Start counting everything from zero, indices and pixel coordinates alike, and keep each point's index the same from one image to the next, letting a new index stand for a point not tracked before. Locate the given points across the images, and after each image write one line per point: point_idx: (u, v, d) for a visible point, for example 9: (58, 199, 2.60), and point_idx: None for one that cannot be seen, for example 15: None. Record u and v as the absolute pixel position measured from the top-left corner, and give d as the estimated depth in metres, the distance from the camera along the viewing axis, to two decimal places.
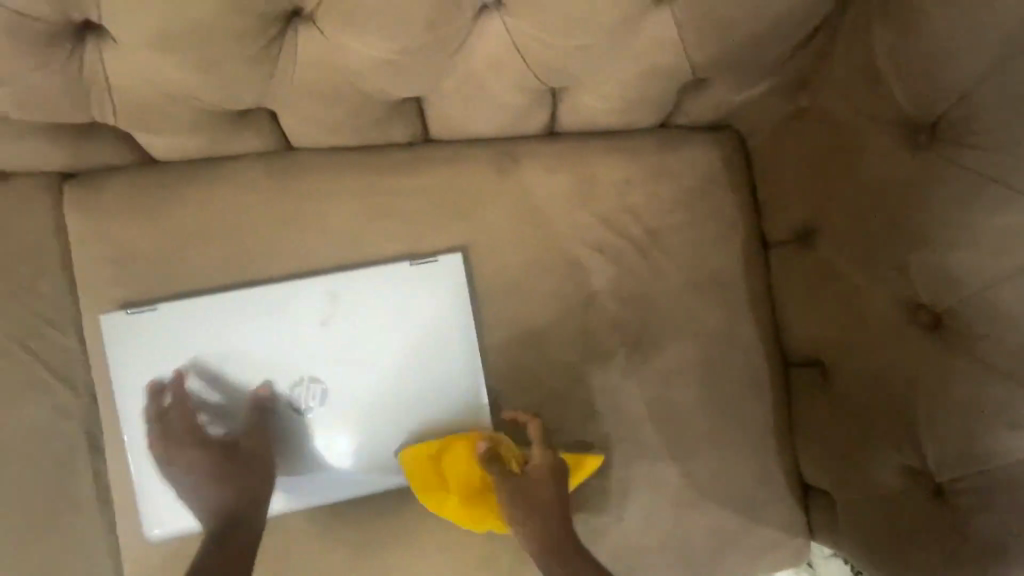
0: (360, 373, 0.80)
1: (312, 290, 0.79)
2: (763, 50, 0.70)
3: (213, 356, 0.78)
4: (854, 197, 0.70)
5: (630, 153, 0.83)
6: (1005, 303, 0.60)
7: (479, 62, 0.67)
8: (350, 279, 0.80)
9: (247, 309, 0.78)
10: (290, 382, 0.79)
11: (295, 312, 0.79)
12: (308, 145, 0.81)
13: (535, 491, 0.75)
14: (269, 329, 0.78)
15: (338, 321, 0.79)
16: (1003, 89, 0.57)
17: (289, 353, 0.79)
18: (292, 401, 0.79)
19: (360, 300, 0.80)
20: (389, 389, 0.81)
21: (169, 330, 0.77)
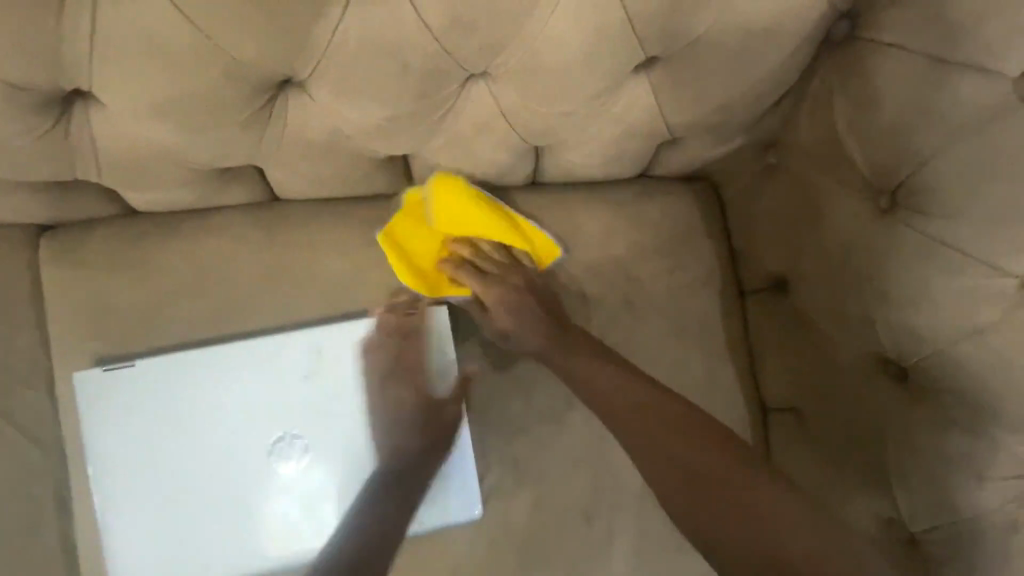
0: (349, 423, 0.80)
1: (299, 342, 0.79)
2: (732, 118, 0.75)
3: (193, 410, 0.77)
4: (821, 256, 0.73)
5: (613, 205, 0.86)
6: (966, 364, 0.63)
7: (466, 123, 0.70)
8: (337, 331, 0.79)
9: (231, 361, 0.77)
10: (275, 437, 0.78)
11: (277, 365, 0.78)
12: (294, 198, 0.81)
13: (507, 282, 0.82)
14: (256, 380, 0.78)
15: (325, 373, 0.79)
16: (957, 164, 0.60)
17: (268, 407, 0.78)
18: (281, 452, 0.78)
19: (347, 351, 0.80)
20: (379, 439, 0.80)
21: (150, 384, 0.76)
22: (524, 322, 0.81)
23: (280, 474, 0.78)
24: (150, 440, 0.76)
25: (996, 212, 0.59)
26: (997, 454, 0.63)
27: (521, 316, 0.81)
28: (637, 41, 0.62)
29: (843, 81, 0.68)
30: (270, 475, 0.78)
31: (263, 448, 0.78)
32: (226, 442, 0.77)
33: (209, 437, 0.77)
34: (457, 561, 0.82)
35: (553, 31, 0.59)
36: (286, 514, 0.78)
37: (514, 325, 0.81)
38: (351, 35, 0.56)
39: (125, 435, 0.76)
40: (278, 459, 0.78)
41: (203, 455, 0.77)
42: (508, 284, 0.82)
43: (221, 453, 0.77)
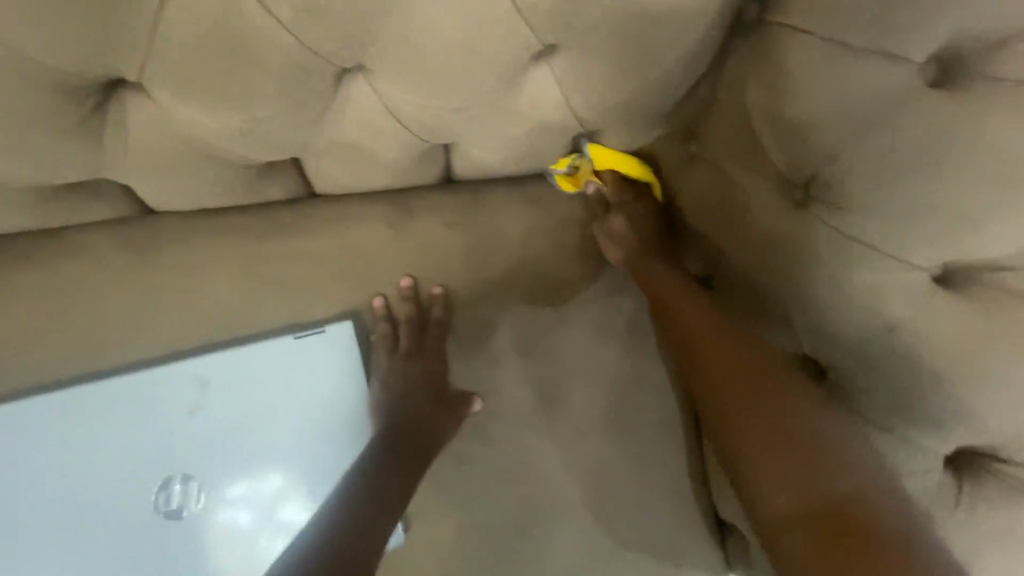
0: (248, 458, 0.72)
1: (184, 371, 0.71)
2: (644, 108, 0.71)
3: (59, 463, 0.68)
4: (743, 251, 0.70)
5: (530, 202, 0.84)
6: (877, 359, 0.62)
7: (351, 123, 0.63)
8: (236, 354, 0.73)
9: (106, 399, 0.69)
10: (160, 482, 0.70)
11: (159, 400, 0.70)
12: (168, 211, 0.73)
13: (620, 207, 0.83)
14: (137, 419, 0.70)
15: (215, 404, 0.71)
16: (867, 157, 0.58)
17: (150, 450, 0.70)
18: (168, 498, 0.70)
19: (239, 378, 0.72)
20: (284, 470, 0.73)
21: (7, 432, 0.67)
22: (632, 238, 0.82)
23: (172, 522, 0.70)
24: (11, 502, 0.67)
25: (904, 207, 0.57)
26: (912, 450, 0.63)
27: (631, 233, 0.82)
28: (526, 28, 0.56)
29: (755, 67, 0.64)
30: (161, 524, 0.70)
31: (145, 496, 0.70)
32: (105, 490, 0.69)
33: (82, 491, 0.68)
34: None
35: (423, 22, 0.52)
36: (181, 560, 0.71)
37: (620, 238, 0.83)
38: (180, 27, 0.48)
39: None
40: (166, 505, 0.70)
41: (78, 512, 0.68)
42: (637, 212, 0.83)
43: (101, 502, 0.69)
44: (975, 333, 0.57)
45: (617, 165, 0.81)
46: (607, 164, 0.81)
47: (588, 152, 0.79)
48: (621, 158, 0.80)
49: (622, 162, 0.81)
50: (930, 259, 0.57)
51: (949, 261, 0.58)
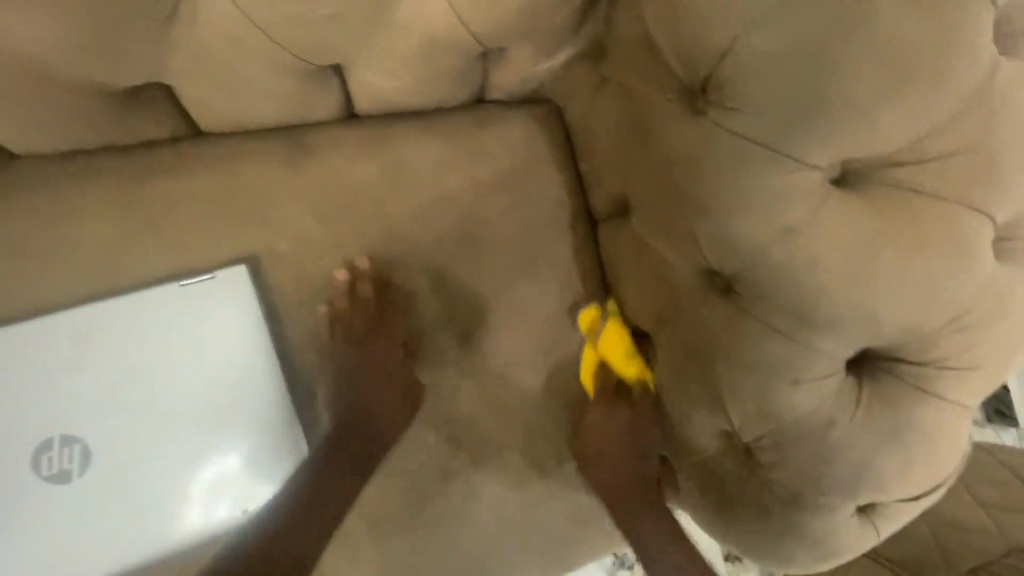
0: (137, 418, 0.67)
1: (63, 325, 0.66)
2: (537, 21, 0.67)
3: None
4: (650, 166, 0.68)
5: (439, 135, 0.80)
6: (777, 269, 0.59)
7: (212, 36, 0.59)
8: (119, 304, 0.67)
9: None
10: (37, 445, 0.64)
11: (29, 359, 0.65)
12: (32, 152, 0.68)
13: (601, 413, 0.79)
14: (11, 376, 0.65)
15: (96, 359, 0.66)
16: (755, 55, 0.55)
17: (28, 411, 0.65)
18: (48, 460, 0.65)
19: (124, 328, 0.67)
20: (179, 428, 0.68)
21: None
22: (610, 432, 0.78)
23: (58, 488, 0.65)
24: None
25: (794, 103, 0.55)
26: (811, 355, 0.61)
27: (611, 428, 0.78)
28: None
29: None
30: (45, 490, 0.64)
31: (23, 461, 0.64)
32: None
33: None
34: None
35: None
36: (65, 529, 0.65)
37: (596, 431, 0.79)
38: None
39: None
40: (48, 470, 0.65)
41: None
42: (617, 411, 0.78)
43: None
44: (867, 230, 0.57)
45: (618, 357, 0.78)
46: (612, 347, 0.78)
47: (610, 321, 0.80)
48: (626, 356, 0.78)
49: (624, 361, 0.78)
50: (825, 155, 0.56)
51: (847, 158, 0.57)
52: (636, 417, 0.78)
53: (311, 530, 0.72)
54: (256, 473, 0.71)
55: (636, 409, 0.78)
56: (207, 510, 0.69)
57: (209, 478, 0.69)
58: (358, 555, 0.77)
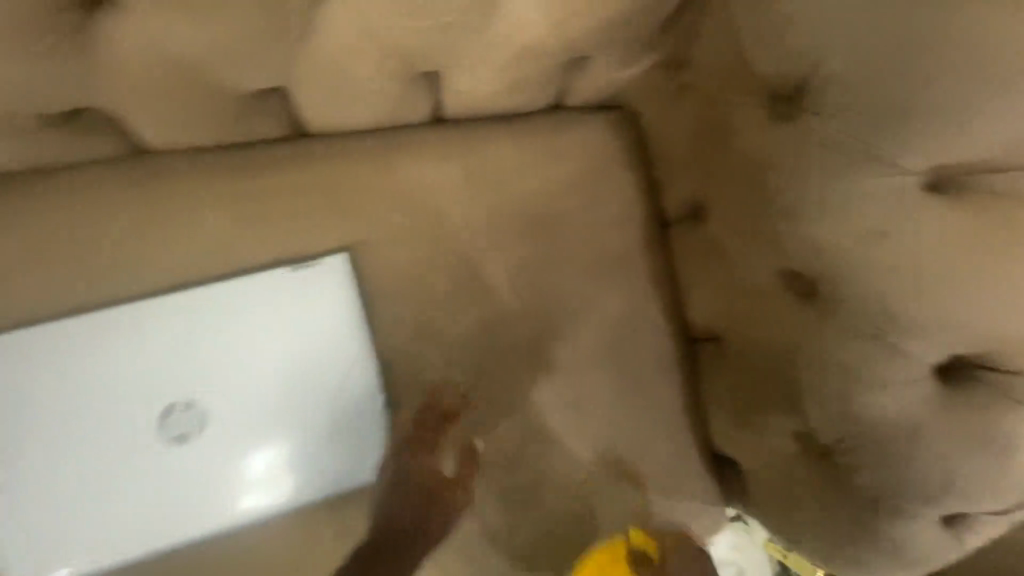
0: (249, 391, 0.74)
1: (187, 302, 0.73)
2: (625, 29, 0.71)
3: (58, 380, 0.69)
4: (731, 170, 0.69)
5: (519, 139, 0.83)
6: (864, 272, 0.61)
7: (333, 47, 0.65)
8: (236, 286, 0.74)
9: (112, 325, 0.71)
10: (164, 409, 0.72)
11: (160, 331, 0.72)
12: (162, 149, 0.74)
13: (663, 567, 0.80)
14: (142, 344, 0.72)
15: (214, 341, 0.73)
16: (847, 61, 0.57)
17: (155, 376, 0.72)
18: (172, 423, 0.72)
19: (240, 308, 0.74)
20: (285, 402, 0.75)
21: (18, 352, 0.69)
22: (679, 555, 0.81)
23: (178, 448, 0.72)
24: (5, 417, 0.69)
25: (884, 109, 0.57)
26: (897, 357, 0.62)
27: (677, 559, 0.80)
28: None
29: None
30: (166, 448, 0.72)
31: (150, 421, 0.72)
32: (110, 411, 0.71)
33: (88, 417, 0.70)
34: (386, 524, 0.80)
35: None
36: (183, 485, 0.72)
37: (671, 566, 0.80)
38: None
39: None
40: (171, 432, 0.72)
41: (85, 437, 0.70)
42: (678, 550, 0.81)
43: (106, 423, 0.70)
44: (954, 233, 0.58)
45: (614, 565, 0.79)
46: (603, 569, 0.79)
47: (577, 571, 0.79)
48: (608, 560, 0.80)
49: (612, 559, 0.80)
50: (914, 159, 0.57)
51: (939, 165, 0.58)
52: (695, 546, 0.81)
53: None
54: (346, 453, 0.77)
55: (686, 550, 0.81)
56: (303, 484, 0.76)
57: (307, 452, 0.76)
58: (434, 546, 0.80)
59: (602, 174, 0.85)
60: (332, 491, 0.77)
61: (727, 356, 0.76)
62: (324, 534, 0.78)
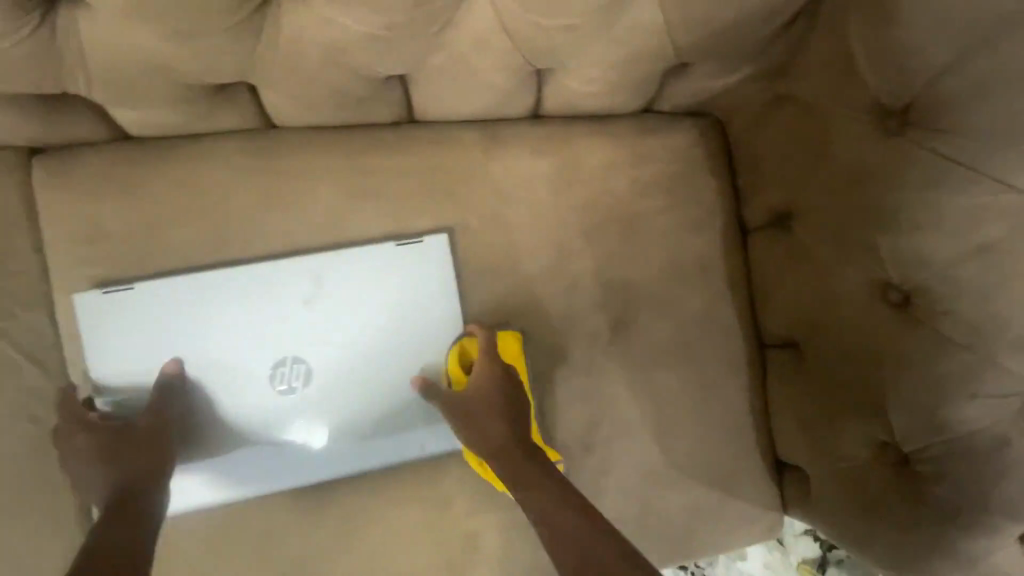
0: (349, 352, 0.80)
1: (300, 266, 0.78)
2: (740, 40, 0.73)
3: (172, 319, 0.76)
4: (829, 181, 0.73)
5: (612, 138, 0.87)
6: (964, 284, 0.64)
7: (467, 39, 0.70)
8: (346, 254, 0.79)
9: (235, 282, 0.77)
10: (275, 362, 0.78)
11: (276, 289, 0.78)
12: (288, 125, 0.80)
13: (480, 404, 0.77)
14: (259, 301, 0.78)
15: (319, 311, 0.79)
16: (970, 82, 0.60)
17: (268, 331, 0.78)
18: (281, 375, 0.78)
19: (347, 276, 0.79)
20: (381, 366, 0.81)
21: (154, 301, 0.76)
22: (490, 397, 0.77)
23: (286, 398, 0.78)
24: (131, 339, 0.76)
25: (1001, 129, 0.60)
26: (994, 370, 0.64)
27: (489, 394, 0.77)
28: None
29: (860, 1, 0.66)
30: (276, 398, 0.78)
31: (263, 372, 0.78)
32: (229, 359, 0.77)
33: (212, 363, 0.77)
34: (459, 495, 0.84)
35: None
36: (283, 434, 0.79)
37: (471, 410, 0.77)
38: None
39: (105, 331, 0.75)
40: (281, 383, 0.78)
41: (208, 381, 0.77)
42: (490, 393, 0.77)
43: (226, 371, 0.78)
44: None
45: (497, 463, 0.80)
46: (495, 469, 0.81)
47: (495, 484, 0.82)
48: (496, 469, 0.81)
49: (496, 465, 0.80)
50: None
51: None
52: (511, 413, 0.77)
53: (119, 527, 0.63)
54: (428, 421, 0.82)
55: (499, 401, 0.77)
56: (389, 444, 0.81)
57: (394, 414, 0.81)
58: (502, 518, 0.84)
59: (690, 178, 0.88)
60: (413, 456, 0.82)
61: (810, 358, 0.81)
62: (410, 498, 0.83)
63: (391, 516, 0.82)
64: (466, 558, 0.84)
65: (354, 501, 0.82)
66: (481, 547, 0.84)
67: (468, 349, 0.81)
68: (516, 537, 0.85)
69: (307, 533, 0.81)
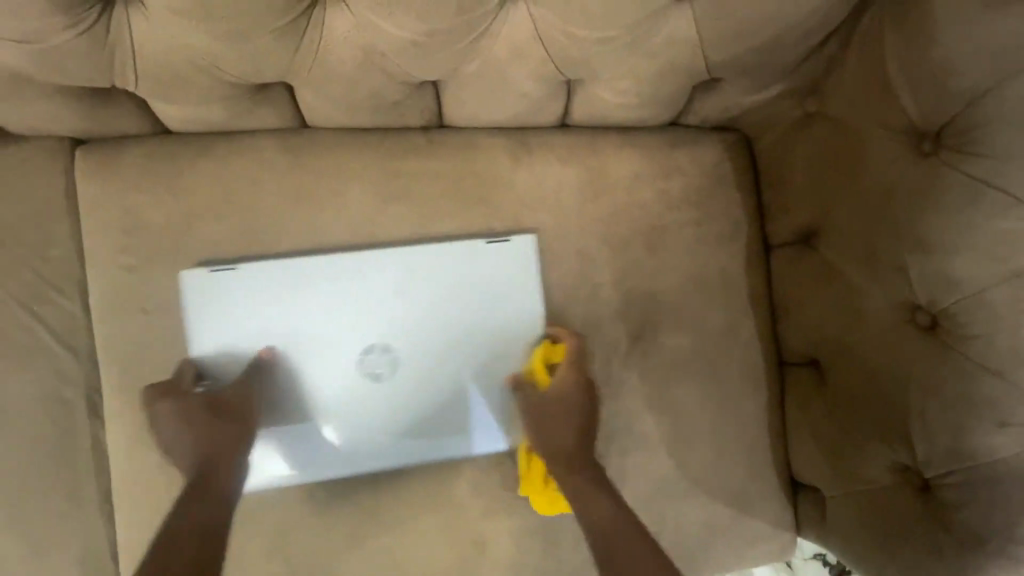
0: (434, 343, 0.82)
1: (395, 256, 0.81)
2: (773, 57, 0.74)
3: (270, 299, 0.79)
4: (859, 201, 0.73)
5: (638, 149, 0.87)
6: (996, 310, 0.64)
7: (503, 47, 0.71)
8: (438, 248, 0.82)
9: (332, 267, 0.80)
10: (365, 348, 0.80)
11: (371, 277, 0.80)
12: (322, 125, 0.82)
13: (555, 405, 0.78)
14: (354, 287, 0.80)
15: (407, 300, 0.81)
16: (1007, 106, 0.61)
17: (360, 318, 0.80)
18: (371, 360, 0.80)
19: (439, 269, 0.82)
20: (461, 360, 0.83)
21: (255, 280, 0.78)
22: (568, 402, 0.79)
23: (371, 385, 0.81)
24: (227, 319, 0.78)
25: None
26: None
27: (567, 399, 0.79)
28: None
29: (897, 24, 0.67)
30: (362, 383, 0.80)
31: (353, 356, 0.80)
32: (320, 342, 0.80)
33: (302, 345, 0.79)
34: (471, 498, 0.84)
35: None
36: (365, 419, 0.81)
37: (546, 411, 0.78)
38: None
39: (205, 309, 0.78)
40: (368, 369, 0.80)
41: (297, 362, 0.79)
42: (568, 399, 0.79)
43: (314, 353, 0.80)
44: None
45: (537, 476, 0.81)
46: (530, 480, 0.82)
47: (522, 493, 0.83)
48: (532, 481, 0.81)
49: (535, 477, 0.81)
50: None
51: None
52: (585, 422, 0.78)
53: (199, 527, 0.65)
54: (500, 417, 0.84)
55: (574, 408, 0.79)
56: (462, 437, 0.83)
57: (469, 408, 0.83)
58: (512, 523, 0.84)
59: (715, 192, 0.88)
60: (483, 450, 0.84)
61: (834, 379, 0.80)
62: (423, 498, 0.83)
63: (404, 515, 0.83)
64: (475, 561, 0.84)
65: (369, 499, 0.82)
66: (490, 551, 0.84)
67: (555, 353, 0.82)
68: (525, 544, 0.84)
69: (320, 528, 0.81)
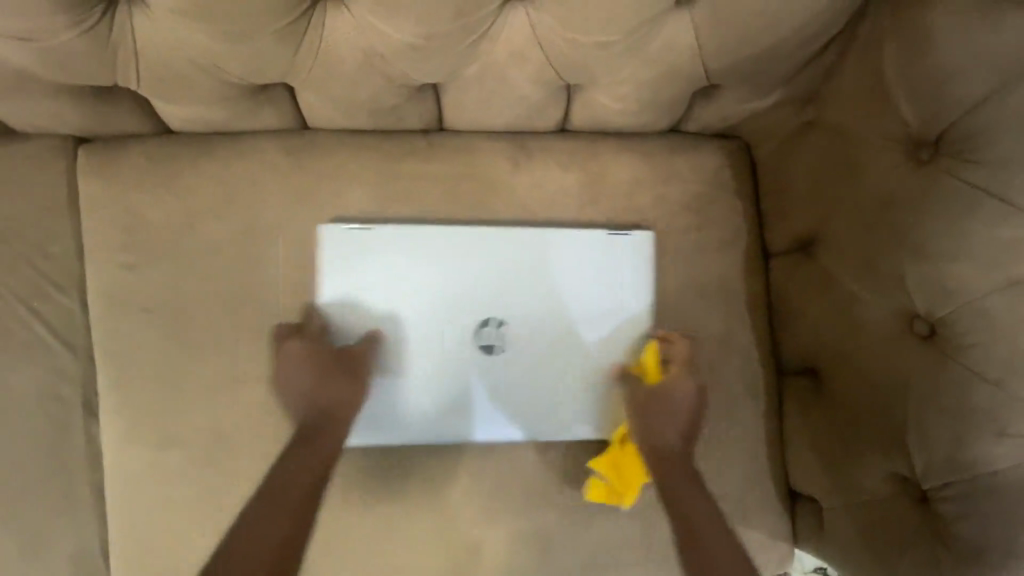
0: (546, 325, 0.83)
1: (520, 236, 0.83)
2: (772, 63, 0.74)
3: (400, 265, 0.81)
4: (858, 208, 0.73)
5: (638, 154, 0.87)
6: (996, 318, 0.63)
7: (501, 50, 0.72)
8: (563, 232, 0.84)
9: (461, 239, 0.82)
10: (479, 321, 0.81)
11: (499, 254, 0.82)
12: (322, 126, 0.82)
13: (663, 399, 0.78)
14: (480, 262, 0.82)
15: (531, 280, 0.82)
16: (1005, 113, 0.61)
17: (480, 292, 0.81)
18: (485, 335, 0.81)
19: (565, 251, 0.83)
20: (565, 345, 0.83)
21: (388, 244, 0.81)
22: (681, 399, 0.78)
23: (479, 359, 0.81)
24: (354, 279, 0.80)
25: None
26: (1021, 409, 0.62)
27: (678, 397, 0.78)
28: None
29: (894, 32, 0.67)
30: (470, 357, 0.81)
31: (468, 329, 0.81)
32: (438, 311, 0.81)
33: (419, 312, 0.81)
34: (465, 503, 0.83)
35: None
36: (466, 393, 0.81)
37: (653, 403, 0.78)
38: None
39: (337, 266, 0.80)
40: (481, 342, 0.81)
41: (415, 327, 0.81)
42: (677, 398, 0.78)
43: (430, 322, 0.81)
44: None
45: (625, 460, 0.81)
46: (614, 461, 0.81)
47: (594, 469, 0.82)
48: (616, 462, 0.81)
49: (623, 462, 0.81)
50: None
51: None
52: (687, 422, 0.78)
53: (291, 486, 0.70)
54: (591, 407, 0.83)
55: (682, 407, 0.78)
56: (552, 420, 0.83)
57: (566, 394, 0.83)
58: (506, 530, 0.83)
59: (716, 197, 0.87)
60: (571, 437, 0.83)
61: (835, 387, 0.79)
62: (417, 501, 0.82)
63: (397, 519, 0.82)
64: (468, 567, 0.83)
65: (364, 500, 0.82)
66: (482, 557, 0.83)
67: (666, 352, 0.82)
68: (519, 552, 0.83)
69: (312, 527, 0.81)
